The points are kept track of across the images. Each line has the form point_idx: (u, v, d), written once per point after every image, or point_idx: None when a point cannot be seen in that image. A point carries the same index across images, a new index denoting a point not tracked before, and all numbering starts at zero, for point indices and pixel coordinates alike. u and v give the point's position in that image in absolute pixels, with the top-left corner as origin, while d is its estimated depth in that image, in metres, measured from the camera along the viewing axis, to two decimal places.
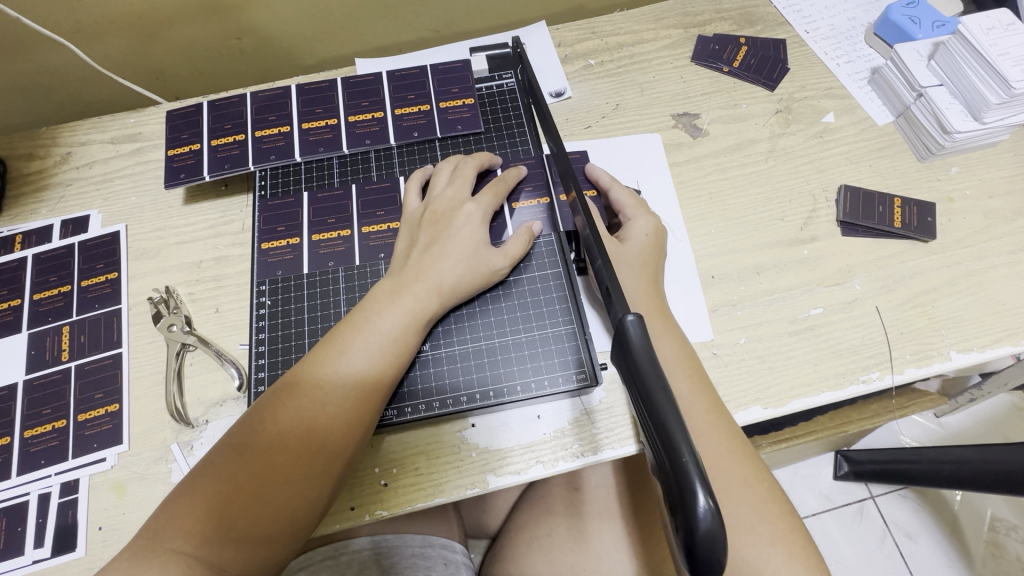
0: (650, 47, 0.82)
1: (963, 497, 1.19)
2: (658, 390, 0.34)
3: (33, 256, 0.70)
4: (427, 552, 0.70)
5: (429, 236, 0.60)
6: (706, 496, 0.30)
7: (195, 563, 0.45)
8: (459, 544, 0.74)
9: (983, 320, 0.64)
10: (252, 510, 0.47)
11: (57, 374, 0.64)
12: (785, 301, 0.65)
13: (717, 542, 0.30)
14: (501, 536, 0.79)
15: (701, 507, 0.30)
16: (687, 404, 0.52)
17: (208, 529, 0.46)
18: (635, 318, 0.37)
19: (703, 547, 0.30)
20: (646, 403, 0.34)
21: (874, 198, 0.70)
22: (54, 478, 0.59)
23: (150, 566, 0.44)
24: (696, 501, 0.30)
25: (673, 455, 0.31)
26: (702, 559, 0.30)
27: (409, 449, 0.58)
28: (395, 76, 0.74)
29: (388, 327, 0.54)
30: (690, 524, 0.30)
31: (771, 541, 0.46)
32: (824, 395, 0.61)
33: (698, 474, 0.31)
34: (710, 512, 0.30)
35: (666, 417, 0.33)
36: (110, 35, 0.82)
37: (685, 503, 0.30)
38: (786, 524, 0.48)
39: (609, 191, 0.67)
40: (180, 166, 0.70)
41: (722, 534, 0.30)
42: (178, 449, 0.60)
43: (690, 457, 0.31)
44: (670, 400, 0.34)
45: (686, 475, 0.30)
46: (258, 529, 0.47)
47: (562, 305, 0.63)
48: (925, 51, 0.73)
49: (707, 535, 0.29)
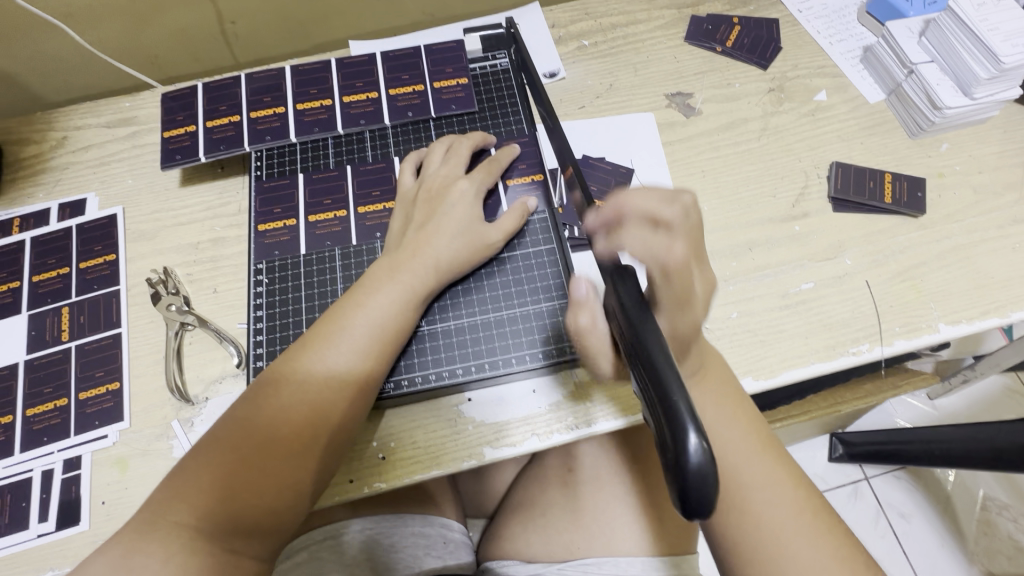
0: (643, 28, 0.82)
1: (955, 476, 1.21)
2: (656, 348, 0.35)
3: (31, 239, 0.71)
4: (427, 531, 0.72)
5: (424, 212, 0.61)
6: (696, 435, 0.30)
7: (200, 532, 0.46)
8: (457, 522, 0.78)
9: (970, 293, 0.65)
10: (253, 482, 0.48)
11: (58, 354, 0.65)
12: (777, 276, 0.66)
13: (708, 483, 0.30)
14: (498, 516, 0.80)
15: (691, 444, 0.30)
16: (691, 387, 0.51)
17: (210, 500, 0.47)
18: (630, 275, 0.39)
19: (695, 483, 0.30)
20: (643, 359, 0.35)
21: (865, 174, 0.71)
22: (57, 455, 0.60)
23: (154, 535, 0.45)
24: (686, 439, 0.30)
25: (667, 398, 0.32)
26: (696, 496, 0.30)
27: (406, 423, 0.59)
28: (389, 56, 0.74)
29: (386, 302, 0.55)
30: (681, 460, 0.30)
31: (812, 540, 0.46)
32: (815, 367, 0.62)
33: (689, 413, 0.31)
34: (701, 449, 0.30)
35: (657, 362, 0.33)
36: (103, 19, 0.82)
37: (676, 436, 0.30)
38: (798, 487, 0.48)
39: None
40: (175, 147, 0.70)
41: (713, 471, 0.30)
42: (178, 426, 0.60)
43: (681, 399, 0.31)
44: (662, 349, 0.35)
45: (676, 413, 0.31)
46: (261, 500, 0.48)
47: (556, 281, 0.63)
48: (916, 28, 0.74)
49: (698, 473, 0.29)
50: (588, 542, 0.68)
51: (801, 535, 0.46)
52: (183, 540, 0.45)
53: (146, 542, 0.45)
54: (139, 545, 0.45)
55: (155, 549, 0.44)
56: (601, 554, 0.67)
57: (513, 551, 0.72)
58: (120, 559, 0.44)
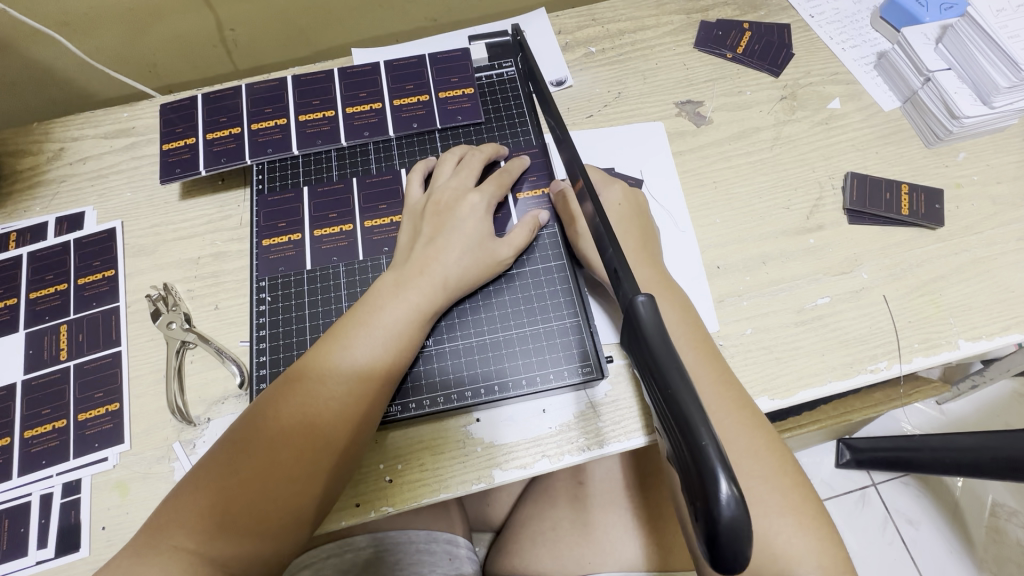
0: (652, 34, 0.80)
1: (965, 484, 1.20)
2: (678, 384, 0.32)
3: (28, 254, 0.69)
4: (432, 548, 0.70)
5: (432, 227, 0.59)
6: (727, 482, 0.28)
7: (201, 559, 0.44)
8: (462, 537, 0.76)
9: (990, 308, 0.63)
10: (254, 507, 0.46)
11: (56, 374, 0.63)
12: (792, 290, 0.64)
13: (740, 536, 0.28)
14: (505, 530, 0.79)
15: (723, 494, 0.28)
16: (695, 376, 0.51)
17: (211, 526, 0.45)
18: (646, 300, 0.35)
19: (727, 536, 0.28)
20: (664, 393, 0.32)
21: (882, 185, 0.69)
22: (56, 479, 0.58)
23: (151, 562, 0.43)
24: (718, 489, 0.28)
25: (696, 442, 0.30)
26: (727, 548, 0.28)
27: (413, 444, 0.58)
28: (393, 65, 0.73)
29: (392, 321, 0.53)
30: (711, 512, 0.28)
31: (782, 512, 0.46)
32: (832, 385, 0.60)
33: (720, 458, 0.29)
34: (733, 499, 0.28)
35: (683, 399, 0.31)
36: (101, 28, 0.80)
37: (707, 485, 0.28)
38: (797, 494, 0.47)
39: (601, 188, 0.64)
40: (175, 160, 0.69)
41: (746, 522, 0.28)
42: (180, 448, 0.59)
43: (710, 442, 0.29)
44: (686, 384, 0.32)
45: (706, 459, 0.29)
46: (262, 526, 0.46)
47: (566, 297, 0.62)
48: (933, 34, 0.72)
49: (730, 525, 0.28)
50: (598, 557, 0.68)
51: (772, 517, 0.46)
52: (184, 565, 0.44)
53: (143, 568, 0.43)
54: (137, 569, 0.43)
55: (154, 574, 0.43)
56: (611, 569, 0.66)
57: (521, 566, 0.70)
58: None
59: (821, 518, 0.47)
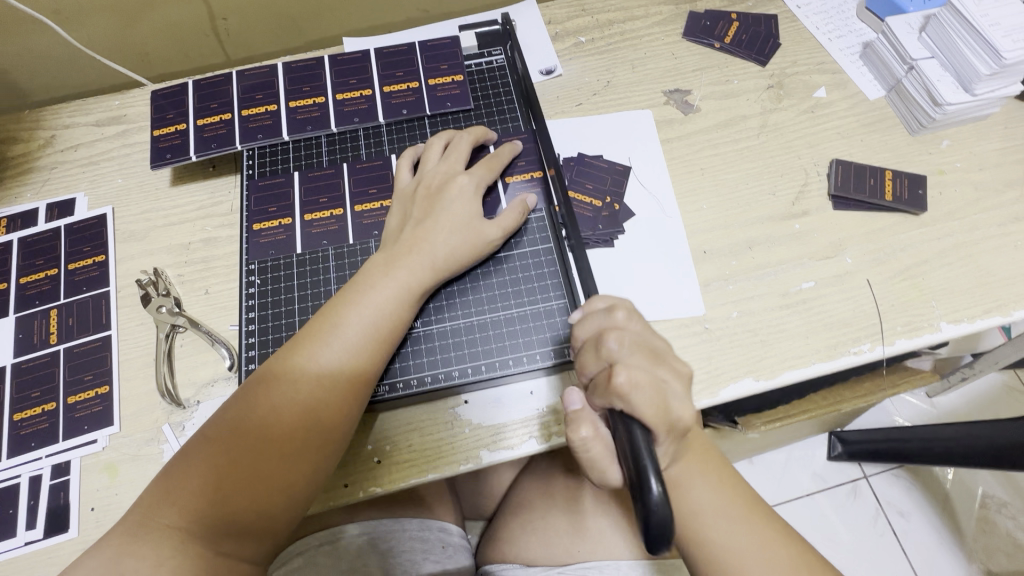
0: (641, 24, 0.81)
1: (955, 476, 1.21)
2: (637, 430, 0.44)
3: (18, 240, 0.69)
4: (425, 536, 0.71)
5: (422, 209, 0.59)
6: (658, 482, 0.41)
7: (192, 539, 0.44)
8: (455, 526, 0.77)
9: (972, 292, 0.64)
10: (247, 487, 0.47)
11: (46, 358, 0.63)
12: (777, 275, 0.65)
13: (665, 531, 0.40)
14: (497, 519, 0.80)
15: (654, 492, 0.40)
16: (694, 509, 0.53)
17: (204, 507, 0.45)
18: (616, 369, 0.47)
19: (656, 523, 0.40)
20: (625, 427, 0.45)
21: (866, 171, 0.70)
22: (45, 461, 0.59)
23: (143, 541, 0.44)
24: (651, 486, 0.40)
25: (635, 446, 0.43)
26: (657, 533, 0.40)
27: (402, 426, 0.58)
28: (383, 53, 0.73)
29: (382, 301, 0.54)
30: (645, 499, 0.40)
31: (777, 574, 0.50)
32: (816, 367, 0.61)
33: (653, 464, 0.42)
34: (661, 497, 0.40)
35: (633, 425, 0.45)
36: (93, 16, 0.81)
37: (641, 478, 0.41)
38: (775, 535, 0.52)
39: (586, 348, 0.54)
40: (166, 146, 0.69)
41: (670, 518, 0.40)
42: (169, 430, 0.59)
43: (643, 443, 0.43)
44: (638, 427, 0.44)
45: (640, 456, 0.43)
46: (255, 507, 0.47)
47: (553, 280, 0.62)
48: (916, 23, 0.73)
49: (660, 513, 0.40)
50: (588, 545, 0.67)
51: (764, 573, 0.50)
52: (174, 545, 0.44)
53: (133, 548, 0.43)
54: (128, 549, 0.43)
55: (145, 552, 0.43)
56: (601, 557, 0.66)
57: (512, 554, 0.71)
58: (108, 563, 0.43)
59: None
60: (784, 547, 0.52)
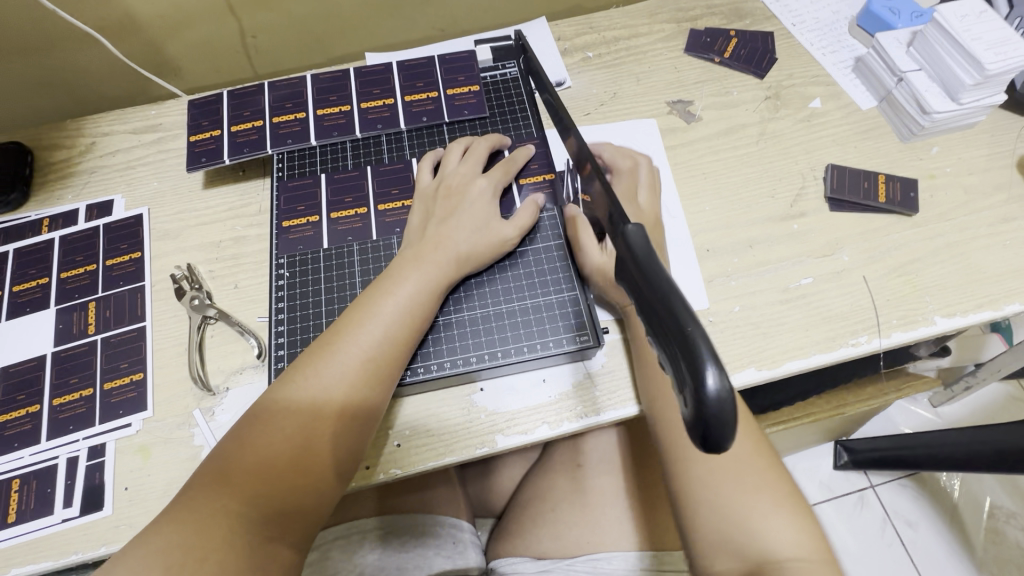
0: (645, 40, 0.86)
1: (961, 485, 1.22)
2: (679, 303, 0.32)
3: (59, 238, 0.74)
4: (438, 530, 0.73)
5: (445, 208, 0.64)
6: (715, 368, 0.30)
7: (243, 518, 0.47)
8: (466, 522, 0.77)
9: (964, 288, 0.67)
10: (295, 466, 0.49)
11: (84, 347, 0.67)
12: (777, 271, 0.68)
13: (725, 421, 0.30)
14: (506, 515, 0.81)
15: (710, 379, 0.29)
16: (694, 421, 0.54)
17: (255, 487, 0.48)
18: (635, 226, 0.39)
19: (714, 416, 0.29)
20: (660, 298, 0.34)
21: (860, 175, 0.74)
22: (82, 443, 0.62)
23: (195, 521, 0.45)
24: (705, 375, 0.29)
25: (681, 323, 0.31)
26: (714, 425, 0.29)
27: (421, 411, 0.61)
28: (404, 66, 0.78)
29: (411, 292, 0.57)
30: (700, 396, 0.29)
31: (760, 493, 0.51)
32: (815, 358, 0.64)
33: (708, 350, 0.30)
34: (719, 381, 0.29)
35: (670, 296, 0.33)
36: (134, 33, 0.87)
37: (694, 373, 0.30)
38: (773, 476, 0.52)
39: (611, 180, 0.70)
40: (201, 150, 0.74)
41: (732, 403, 0.29)
42: (199, 415, 0.62)
43: (696, 332, 0.31)
44: (674, 286, 0.34)
45: (695, 349, 0.30)
46: (301, 485, 0.50)
47: (566, 274, 0.66)
48: (905, 38, 0.78)
49: (717, 405, 0.29)
50: (593, 537, 0.69)
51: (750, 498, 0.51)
52: (226, 526, 0.46)
53: (184, 530, 0.45)
54: (179, 530, 0.45)
55: (197, 532, 0.45)
56: (608, 549, 0.68)
57: (522, 547, 0.72)
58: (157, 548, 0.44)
59: None
60: (775, 485, 0.52)
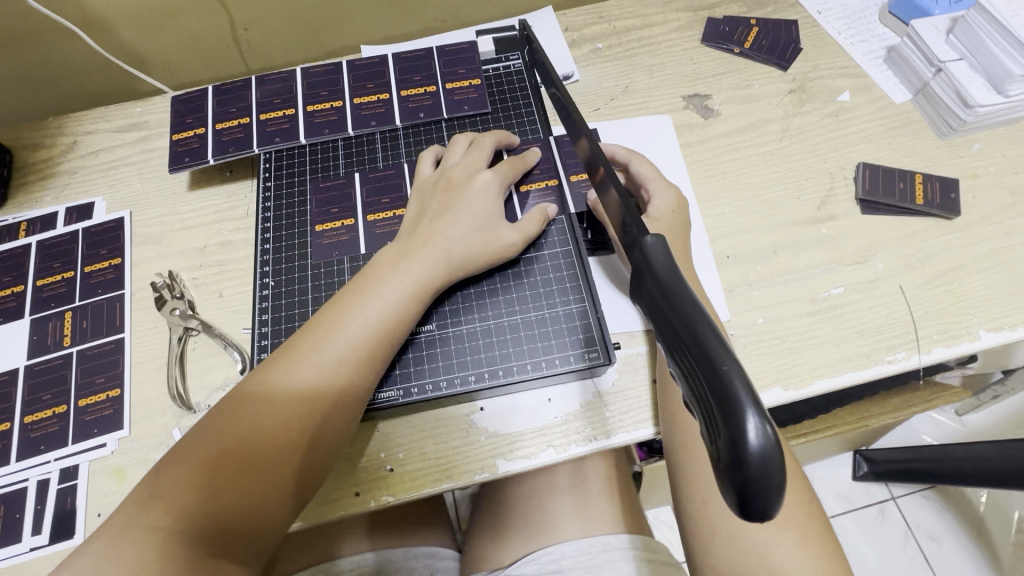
0: (658, 30, 0.81)
1: (989, 498, 1.14)
2: (708, 333, 0.28)
3: (36, 243, 0.70)
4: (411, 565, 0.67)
5: (441, 203, 0.59)
6: (755, 415, 0.25)
7: (177, 535, 0.42)
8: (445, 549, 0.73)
9: (1012, 299, 0.61)
10: (240, 483, 0.44)
11: (59, 360, 0.63)
12: (805, 280, 0.63)
13: (771, 479, 0.24)
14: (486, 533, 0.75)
15: (751, 427, 0.24)
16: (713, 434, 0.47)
17: (194, 503, 0.43)
18: (656, 238, 0.33)
19: (757, 475, 0.24)
20: (683, 327, 0.29)
21: (894, 174, 0.68)
22: (54, 464, 0.58)
23: (125, 532, 0.42)
24: (746, 422, 0.24)
25: (714, 359, 0.26)
26: (757, 488, 0.24)
27: (415, 433, 0.57)
28: (401, 58, 0.73)
29: (389, 296, 0.52)
30: (737, 451, 0.24)
31: (784, 525, 0.44)
32: (848, 377, 0.58)
33: (747, 391, 0.25)
34: (762, 431, 0.24)
35: (697, 325, 0.28)
36: (118, 26, 0.82)
37: (729, 422, 0.25)
38: (803, 511, 0.45)
39: (629, 164, 0.63)
40: (184, 150, 0.69)
41: (780, 459, 0.24)
42: (179, 434, 0.58)
43: (733, 371, 0.26)
44: (702, 313, 0.29)
45: (732, 391, 0.25)
46: (247, 505, 0.45)
47: (573, 284, 0.61)
48: (943, 26, 0.71)
49: (761, 461, 0.24)
50: None
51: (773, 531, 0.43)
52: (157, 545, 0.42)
53: (113, 548, 0.41)
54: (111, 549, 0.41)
55: (129, 551, 0.41)
56: None
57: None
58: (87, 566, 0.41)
59: (825, 535, 0.44)
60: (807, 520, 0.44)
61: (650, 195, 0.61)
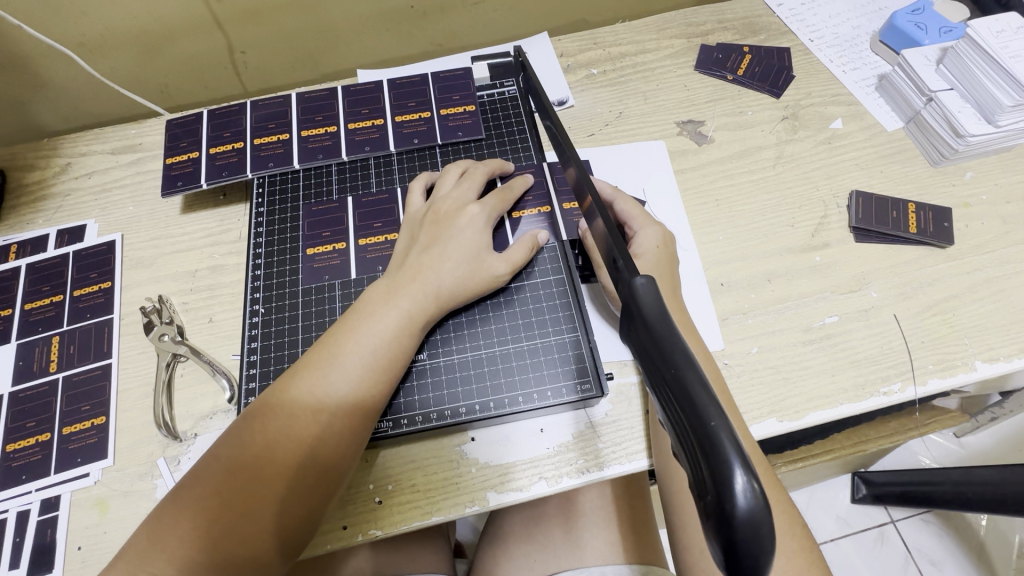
0: (652, 57, 0.81)
1: (989, 521, 1.13)
2: (696, 385, 0.27)
3: (27, 265, 0.69)
4: None
5: (430, 234, 0.58)
6: (745, 475, 0.25)
7: None
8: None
9: (1007, 329, 0.61)
10: (236, 527, 0.44)
11: (45, 386, 0.62)
12: (799, 309, 0.62)
13: (761, 539, 0.24)
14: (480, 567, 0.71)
15: (739, 487, 0.24)
16: None
17: (193, 551, 0.43)
18: (646, 279, 0.33)
19: (745, 535, 0.24)
20: (671, 379, 0.28)
21: (888, 203, 0.68)
22: (34, 495, 0.56)
23: None
24: (734, 481, 0.24)
25: (702, 417, 0.26)
26: (745, 549, 0.24)
27: (405, 464, 0.56)
28: (396, 84, 0.74)
29: (383, 330, 0.52)
30: (725, 513, 0.24)
31: None
32: (845, 408, 0.57)
33: (734, 449, 0.25)
34: (750, 491, 0.24)
35: (686, 377, 0.28)
36: (117, 48, 0.83)
37: (719, 483, 0.25)
38: (803, 558, 0.44)
39: (613, 201, 0.63)
40: (177, 174, 0.69)
41: (768, 519, 0.24)
42: (164, 464, 0.57)
43: (721, 427, 0.26)
44: (691, 362, 0.29)
45: (719, 448, 0.25)
46: (243, 550, 0.43)
47: (566, 312, 0.60)
48: (933, 56, 0.72)
49: (748, 522, 0.24)
50: None
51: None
52: None
53: None
54: None
55: None
56: None
57: None
58: None
59: None
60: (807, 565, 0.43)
61: (633, 232, 0.60)
